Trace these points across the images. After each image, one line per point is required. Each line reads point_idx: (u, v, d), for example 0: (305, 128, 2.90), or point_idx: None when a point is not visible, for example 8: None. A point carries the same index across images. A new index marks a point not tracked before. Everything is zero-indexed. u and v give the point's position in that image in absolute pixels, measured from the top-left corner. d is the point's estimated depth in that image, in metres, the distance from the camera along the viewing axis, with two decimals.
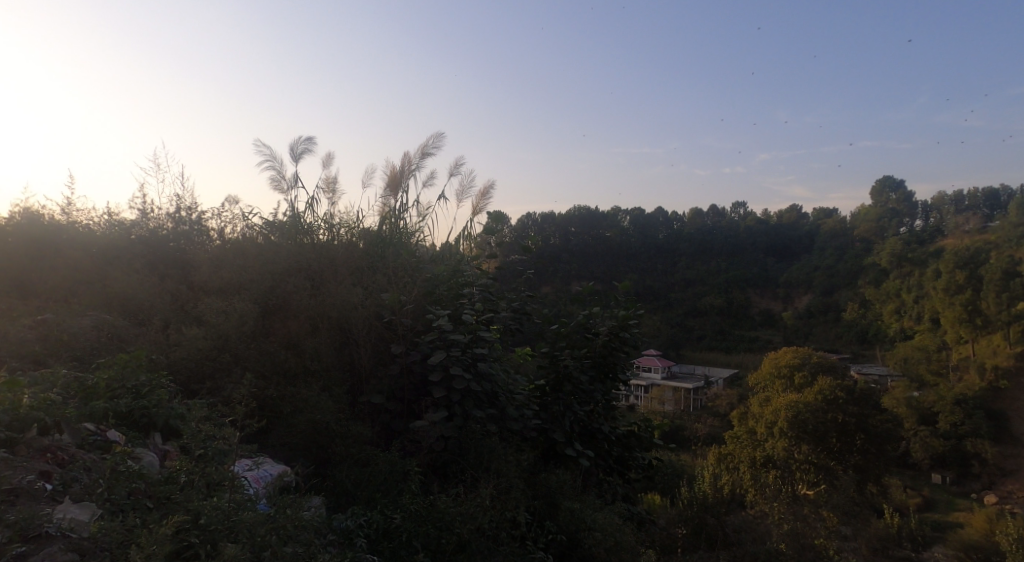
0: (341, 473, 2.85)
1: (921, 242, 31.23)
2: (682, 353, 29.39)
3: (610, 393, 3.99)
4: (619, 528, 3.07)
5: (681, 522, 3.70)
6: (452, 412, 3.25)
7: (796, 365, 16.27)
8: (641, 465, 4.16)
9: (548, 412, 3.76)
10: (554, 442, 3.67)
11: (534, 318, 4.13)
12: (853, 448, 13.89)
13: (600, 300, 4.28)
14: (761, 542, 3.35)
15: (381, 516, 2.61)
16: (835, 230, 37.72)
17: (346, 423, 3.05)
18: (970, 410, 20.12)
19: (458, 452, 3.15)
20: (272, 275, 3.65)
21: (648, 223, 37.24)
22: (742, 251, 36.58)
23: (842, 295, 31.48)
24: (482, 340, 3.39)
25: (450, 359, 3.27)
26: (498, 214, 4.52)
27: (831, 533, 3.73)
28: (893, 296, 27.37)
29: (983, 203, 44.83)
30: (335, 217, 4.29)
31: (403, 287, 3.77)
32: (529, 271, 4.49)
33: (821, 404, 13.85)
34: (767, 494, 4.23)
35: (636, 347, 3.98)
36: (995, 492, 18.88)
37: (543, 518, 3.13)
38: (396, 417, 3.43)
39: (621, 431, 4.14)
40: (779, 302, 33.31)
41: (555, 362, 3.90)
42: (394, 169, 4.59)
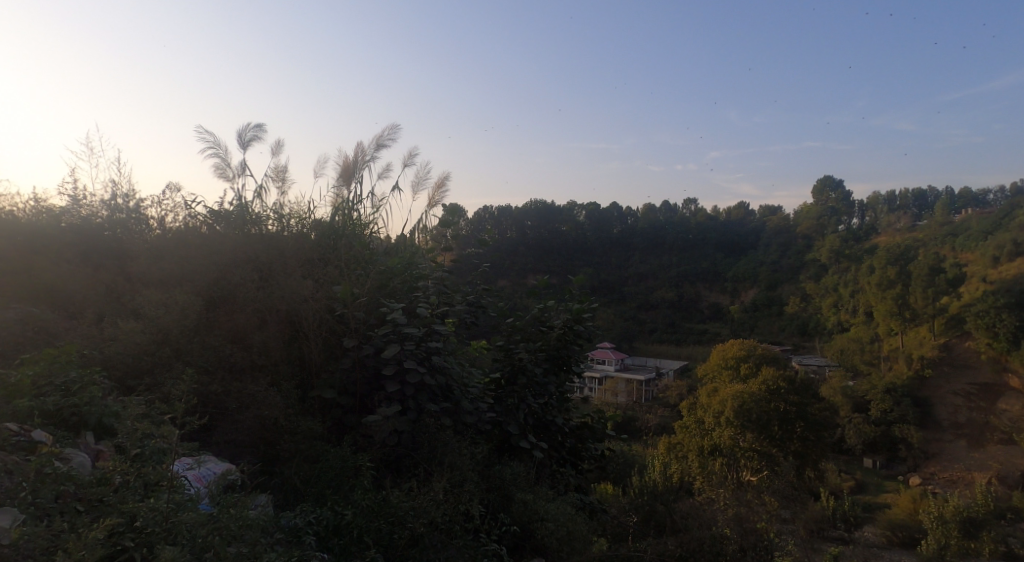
0: (288, 471, 2.78)
1: (857, 239, 32.69)
2: (634, 345, 29.95)
3: (564, 385, 4.00)
4: (572, 518, 3.11)
5: (632, 510, 3.76)
6: (405, 405, 3.24)
7: (742, 357, 16.78)
8: (593, 455, 4.20)
9: (502, 405, 3.78)
10: (508, 434, 3.69)
11: (489, 311, 4.11)
12: (793, 435, 14.39)
13: (555, 293, 4.29)
14: (707, 526, 3.39)
15: (331, 512, 2.56)
16: (778, 227, 38.96)
17: (295, 418, 3.00)
18: (898, 398, 21.20)
19: (412, 446, 3.16)
20: (217, 267, 3.53)
21: (603, 218, 37.82)
22: (692, 246, 37.54)
23: (785, 289, 32.60)
24: (436, 332, 3.37)
25: (404, 352, 3.24)
26: (455, 206, 4.46)
27: (774, 517, 3.80)
28: (832, 290, 28.54)
29: (912, 203, 47.25)
30: (285, 206, 4.16)
31: (357, 280, 3.69)
32: (485, 264, 4.47)
33: (764, 394, 14.30)
34: (714, 481, 4.30)
35: (591, 340, 4.01)
36: (919, 474, 20.07)
37: (497, 510, 3.16)
38: (348, 411, 3.38)
39: (574, 423, 4.16)
40: (726, 296, 34.23)
41: (510, 355, 3.90)
42: (347, 159, 4.48)
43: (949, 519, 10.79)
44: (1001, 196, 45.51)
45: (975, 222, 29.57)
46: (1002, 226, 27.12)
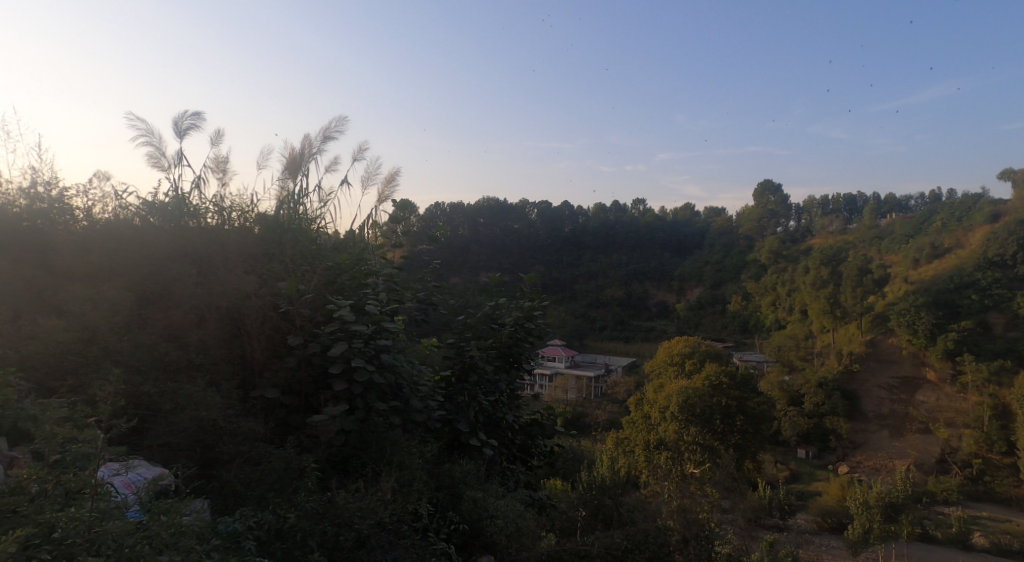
0: (228, 474, 2.69)
1: (794, 241, 34.13)
2: (585, 342, 30.36)
3: (515, 383, 3.99)
4: (521, 515, 3.12)
5: (581, 505, 3.77)
6: (353, 404, 3.18)
7: (687, 353, 17.23)
8: (543, 452, 4.20)
9: (453, 403, 3.74)
10: (459, 433, 3.67)
11: (439, 308, 4.08)
12: (733, 428, 14.90)
13: (507, 291, 4.26)
14: (651, 519, 3.43)
15: (273, 516, 2.49)
16: (722, 228, 40.14)
17: (235, 419, 2.89)
18: (830, 391, 22.08)
19: (360, 446, 3.10)
20: (150, 262, 3.37)
21: (555, 217, 38.27)
22: (640, 245, 38.35)
23: (728, 288, 33.63)
24: (385, 330, 3.31)
25: (352, 351, 3.17)
26: (405, 202, 4.39)
27: (717, 508, 3.89)
28: (771, 289, 29.64)
29: (844, 208, 49.62)
30: (225, 199, 4.00)
31: (302, 276, 3.58)
32: (437, 260, 4.41)
33: (707, 389, 14.72)
34: (659, 474, 4.36)
35: (542, 337, 4.00)
36: (848, 463, 21.11)
37: (446, 508, 3.13)
38: (293, 411, 3.28)
39: (525, 420, 4.15)
40: (672, 294, 35.07)
41: (461, 353, 3.86)
42: (292, 151, 4.34)
43: (872, 505, 11.40)
44: (921, 202, 48.38)
45: (900, 225, 31.20)
46: (923, 230, 28.72)
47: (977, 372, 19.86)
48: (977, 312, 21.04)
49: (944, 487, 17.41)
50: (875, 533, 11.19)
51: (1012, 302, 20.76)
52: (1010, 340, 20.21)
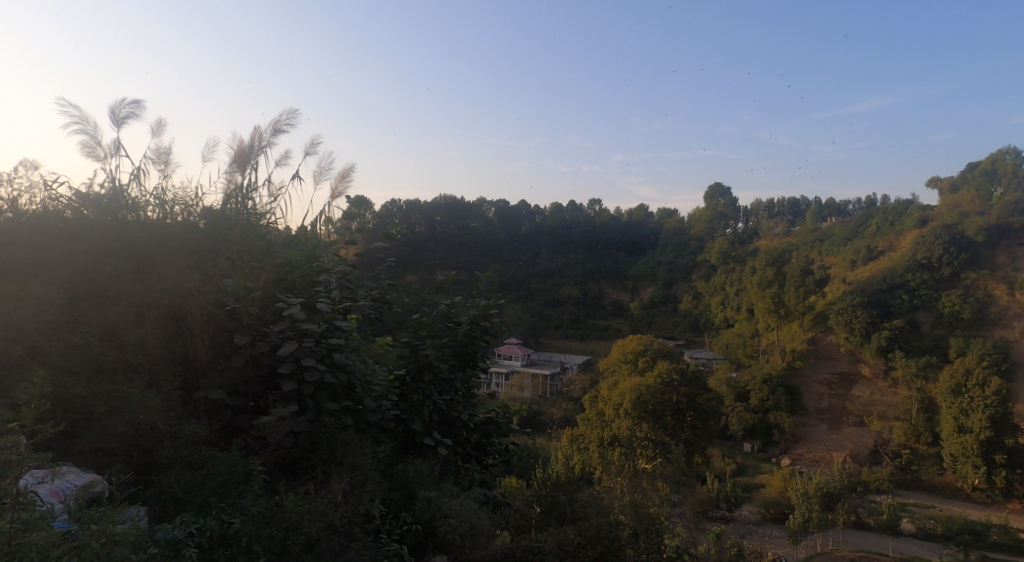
0: (168, 479, 2.59)
1: (742, 243, 35.19)
2: (540, 340, 30.51)
3: (470, 381, 3.96)
4: (475, 513, 3.10)
5: (536, 502, 3.77)
6: (303, 405, 3.10)
7: (640, 351, 17.55)
8: (498, 450, 4.17)
9: (407, 402, 3.70)
10: (413, 432, 3.63)
11: (394, 307, 4.02)
12: (684, 424, 15.20)
13: (463, 289, 4.22)
14: (603, 514, 3.46)
15: (216, 521, 2.40)
16: (674, 229, 40.97)
17: (177, 422, 2.78)
18: (774, 387, 22.82)
19: (310, 447, 3.04)
20: (84, 258, 3.19)
21: (512, 217, 38.81)
22: (596, 245, 38.82)
23: (680, 288, 34.32)
24: (338, 329, 3.25)
25: (302, 350, 3.10)
26: (359, 198, 4.31)
27: (667, 502, 3.95)
28: (720, 289, 30.45)
29: (788, 211, 51.40)
30: (168, 192, 3.83)
31: (250, 274, 3.48)
32: (392, 257, 4.35)
33: (659, 386, 15.01)
34: (613, 471, 4.40)
35: (497, 336, 3.98)
36: (790, 456, 21.84)
37: (399, 509, 3.09)
38: (239, 413, 3.17)
39: (480, 419, 4.11)
40: (627, 293, 35.62)
41: (416, 352, 3.82)
42: (241, 144, 4.20)
43: (811, 495, 11.88)
44: (858, 207, 50.65)
45: (839, 228, 32.50)
46: (860, 233, 30.02)
47: (906, 367, 20.86)
48: (907, 312, 22.18)
49: (876, 476, 18.46)
50: (814, 521, 11.67)
51: (938, 301, 21.97)
52: (936, 337, 21.40)
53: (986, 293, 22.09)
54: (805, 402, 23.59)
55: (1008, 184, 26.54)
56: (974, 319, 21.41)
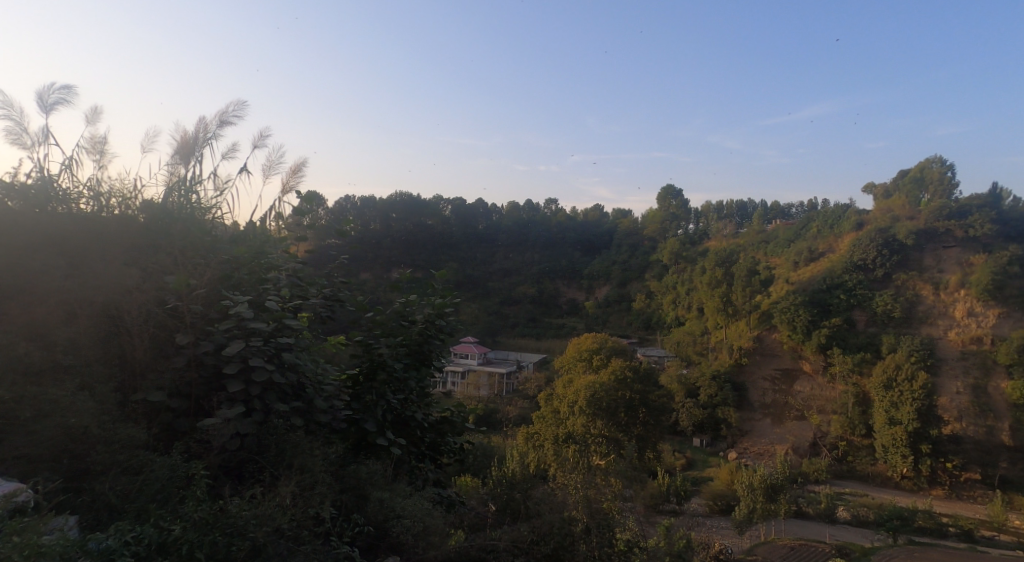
0: (102, 486, 2.47)
1: (692, 244, 36.02)
2: (497, 339, 30.47)
3: (425, 380, 3.90)
4: (430, 512, 3.09)
5: (491, 500, 3.76)
6: (251, 407, 3.01)
7: (595, 349, 17.74)
8: (453, 449, 4.13)
9: (360, 402, 3.63)
10: (365, 432, 3.57)
11: (347, 305, 3.95)
12: (636, 420, 15.45)
13: (418, 287, 4.16)
14: (557, 510, 3.47)
15: (155, 529, 2.30)
16: (628, 229, 41.49)
17: (111, 426, 2.67)
18: (722, 383, 23.47)
19: (257, 450, 2.95)
20: (9, 252, 3.00)
21: (468, 215, 38.68)
22: (552, 245, 39.05)
23: (633, 287, 34.83)
24: (288, 328, 3.16)
25: (250, 349, 3.02)
26: (311, 194, 4.20)
27: (620, 497, 3.99)
28: (671, 288, 31.09)
29: (736, 214, 52.86)
30: (103, 183, 3.64)
31: (194, 270, 3.34)
32: (345, 254, 4.25)
33: (613, 383, 15.24)
34: (568, 468, 4.42)
35: (453, 335, 3.94)
36: (736, 450, 22.45)
37: (351, 511, 3.03)
38: (180, 415, 3.04)
39: (434, 417, 4.05)
40: (582, 292, 35.96)
41: (369, 351, 3.74)
42: (184, 135, 4.04)
43: (756, 487, 12.26)
44: (801, 210, 52.49)
45: (783, 230, 33.52)
46: (802, 235, 31.13)
47: (843, 363, 21.71)
48: (844, 310, 22.99)
49: (815, 467, 19.24)
50: (758, 512, 12.00)
51: (871, 301, 22.98)
52: (870, 334, 22.34)
53: (915, 293, 23.39)
54: (751, 397, 24.30)
55: (935, 191, 27.79)
56: (904, 317, 22.53)
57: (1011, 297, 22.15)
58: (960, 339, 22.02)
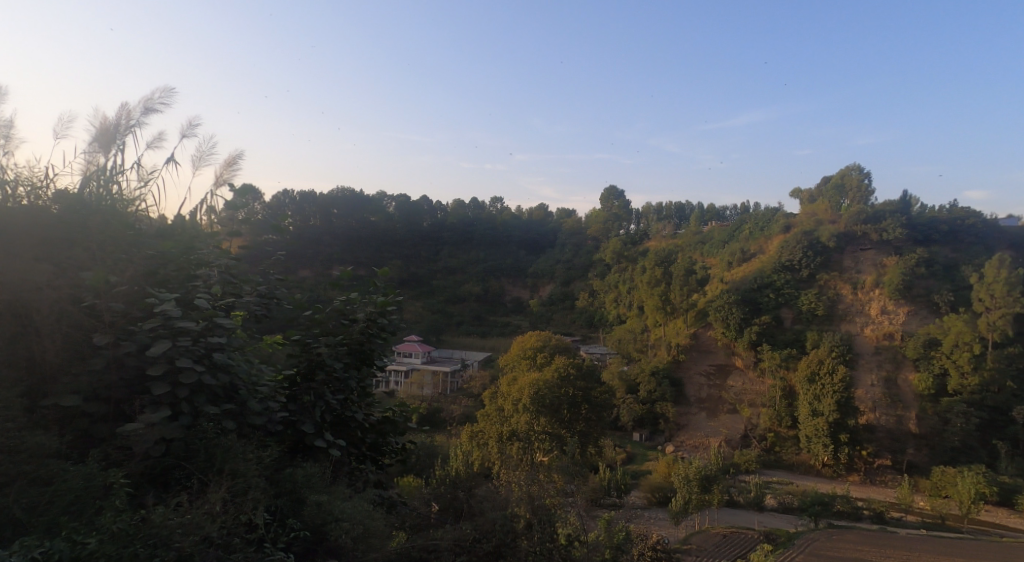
0: (8, 498, 2.30)
1: (633, 243, 36.87)
2: (442, 337, 30.22)
3: (366, 380, 3.80)
4: (370, 514, 3.00)
5: (434, 499, 3.71)
6: (178, 410, 2.86)
7: (538, 347, 17.89)
8: (395, 449, 4.04)
9: (297, 403, 3.51)
10: (303, 434, 3.46)
11: (283, 303, 3.81)
12: (579, 416, 15.63)
13: (359, 285, 4.05)
14: (500, 508, 3.45)
15: (67, 543, 2.16)
16: (572, 229, 41.99)
17: (18, 433, 2.47)
18: (660, 379, 24.12)
19: (185, 456, 2.80)
20: None
21: (412, 212, 38.29)
22: (497, 243, 39.11)
23: (577, 285, 35.21)
24: (219, 327, 3.03)
25: (177, 350, 2.87)
26: (245, 188, 4.04)
27: (563, 492, 4.00)
28: (613, 287, 31.68)
29: (674, 215, 54.42)
30: (11, 171, 3.36)
31: (114, 265, 3.14)
32: (281, 251, 4.10)
33: (556, 381, 15.39)
34: (512, 465, 4.40)
35: (394, 333, 3.85)
36: (674, 443, 23.07)
37: (286, 516, 2.93)
38: (99, 420, 2.86)
39: (376, 418, 3.96)
40: (527, 290, 36.17)
41: (308, 350, 3.62)
42: (104, 122, 3.79)
43: (692, 479, 12.64)
44: (735, 213, 54.58)
45: (719, 231, 34.69)
46: (736, 236, 32.36)
47: (772, 359, 22.63)
48: (773, 309, 24.03)
49: (746, 458, 20.11)
50: (693, 503, 12.43)
51: (798, 299, 24.11)
52: (796, 331, 23.41)
53: (836, 292, 24.65)
54: (688, 393, 25.04)
55: (854, 197, 29.55)
56: (826, 315, 23.76)
57: (920, 295, 23.58)
58: (875, 335, 23.40)
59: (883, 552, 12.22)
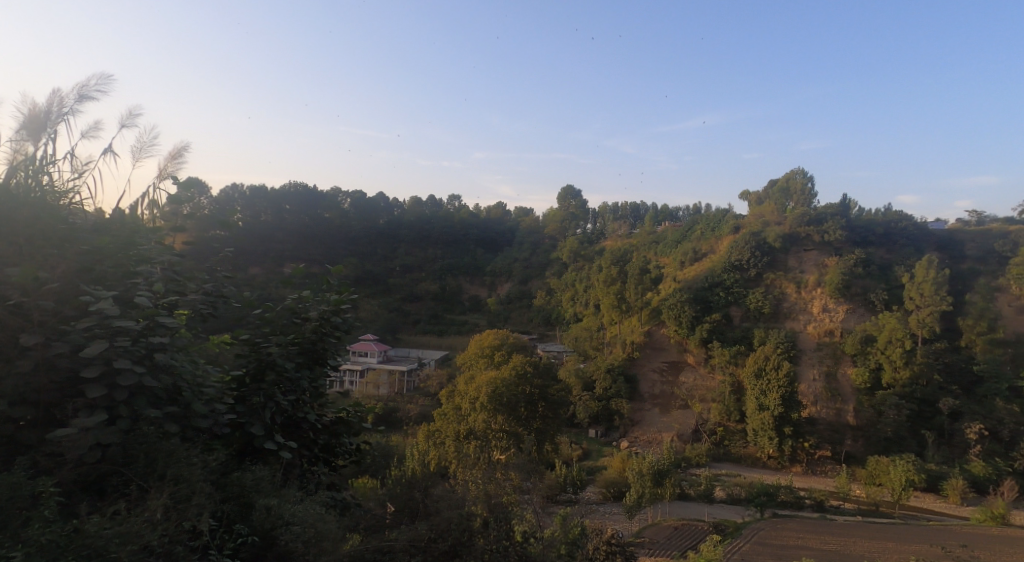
0: None
1: (590, 243, 37.26)
2: (398, 336, 29.84)
3: (318, 381, 3.67)
4: (322, 517, 2.91)
5: (390, 500, 3.64)
6: (115, 413, 2.71)
7: (496, 346, 17.84)
8: (350, 450, 3.93)
9: (245, 405, 3.38)
10: (252, 436, 3.34)
11: (231, 301, 3.65)
12: (536, 414, 15.67)
13: (311, 282, 3.93)
14: (456, 507, 3.39)
15: None
16: (529, 228, 42.11)
17: None
18: (615, 376, 24.46)
19: (123, 462, 2.66)
20: None
21: (368, 210, 37.69)
22: (455, 241, 38.87)
23: (534, 283, 35.35)
24: (162, 326, 2.89)
25: (115, 351, 2.73)
26: (190, 181, 3.88)
27: (519, 490, 3.97)
28: (570, 285, 31.93)
29: (630, 215, 55.26)
30: None
31: (44, 261, 2.95)
32: (229, 248, 3.94)
33: (513, 379, 15.36)
34: (468, 463, 4.35)
35: (348, 332, 3.75)
36: (628, 439, 23.37)
37: (233, 522, 2.81)
38: (29, 426, 2.69)
39: (329, 419, 3.84)
40: (484, 288, 36.13)
41: (257, 350, 3.48)
42: (32, 109, 3.55)
43: (645, 473, 12.90)
44: (687, 213, 55.83)
45: (672, 231, 35.37)
46: (688, 236, 33.06)
47: (721, 355, 23.21)
48: (722, 307, 24.66)
49: (697, 452, 20.58)
50: (646, 497, 12.68)
51: (746, 298, 24.82)
52: (744, 329, 24.09)
53: (781, 291, 25.42)
54: (642, 389, 25.42)
55: (798, 200, 30.63)
56: (773, 313, 24.51)
57: (857, 294, 24.58)
58: (817, 332, 24.09)
59: (822, 539, 12.74)
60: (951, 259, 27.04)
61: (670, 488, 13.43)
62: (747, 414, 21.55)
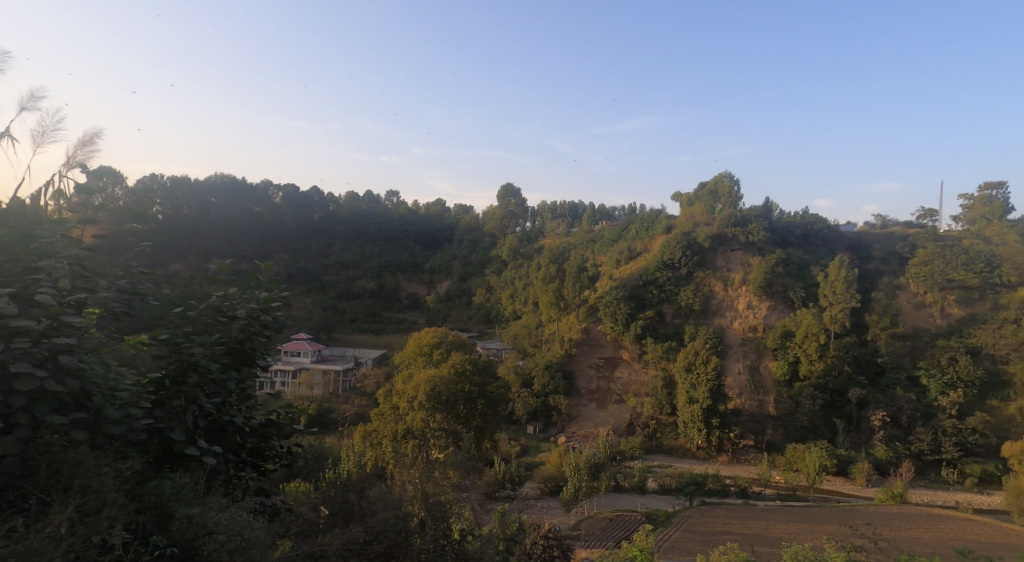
0: None
1: (529, 241, 37.43)
2: (333, 335, 29.01)
3: (246, 382, 3.45)
4: (248, 525, 2.73)
5: (323, 504, 3.49)
6: (13, 421, 2.47)
7: (435, 343, 17.64)
8: (281, 454, 3.74)
9: (164, 409, 3.15)
10: (172, 442, 3.13)
11: (149, 299, 3.38)
12: (475, 411, 15.57)
13: (239, 279, 3.70)
14: (392, 508, 3.28)
15: None
16: (468, 226, 41.87)
17: None
18: (553, 372, 24.69)
19: (22, 474, 2.43)
20: None
21: (301, 205, 36.43)
22: (393, 238, 38.16)
23: (474, 281, 35.21)
24: (67, 326, 2.65)
25: (12, 353, 2.48)
26: (100, 169, 3.60)
27: (458, 489, 3.89)
28: (508, 283, 32.00)
29: (568, 214, 55.91)
30: None
31: None
32: (147, 242, 3.66)
33: (452, 376, 15.21)
34: (405, 463, 4.23)
35: (279, 331, 3.55)
36: (566, 434, 23.53)
37: (150, 533, 2.61)
38: None
39: (258, 421, 3.63)
40: (422, 286, 35.71)
41: (178, 349, 3.24)
42: None
43: (581, 467, 13.08)
44: (623, 213, 57.08)
45: (608, 231, 36.02)
46: (623, 235, 33.76)
47: (654, 351, 23.78)
48: (655, 304, 25.31)
49: (631, 445, 21.05)
50: (583, 490, 12.81)
51: (678, 295, 25.56)
52: (676, 325, 24.83)
53: (710, 290, 26.31)
54: (580, 385, 25.73)
55: (726, 202, 31.77)
56: (702, 309, 25.37)
57: (778, 292, 25.78)
58: (742, 327, 25.13)
59: (743, 523, 13.29)
60: (860, 259, 28.77)
61: (605, 480, 13.67)
62: (678, 407, 22.25)
